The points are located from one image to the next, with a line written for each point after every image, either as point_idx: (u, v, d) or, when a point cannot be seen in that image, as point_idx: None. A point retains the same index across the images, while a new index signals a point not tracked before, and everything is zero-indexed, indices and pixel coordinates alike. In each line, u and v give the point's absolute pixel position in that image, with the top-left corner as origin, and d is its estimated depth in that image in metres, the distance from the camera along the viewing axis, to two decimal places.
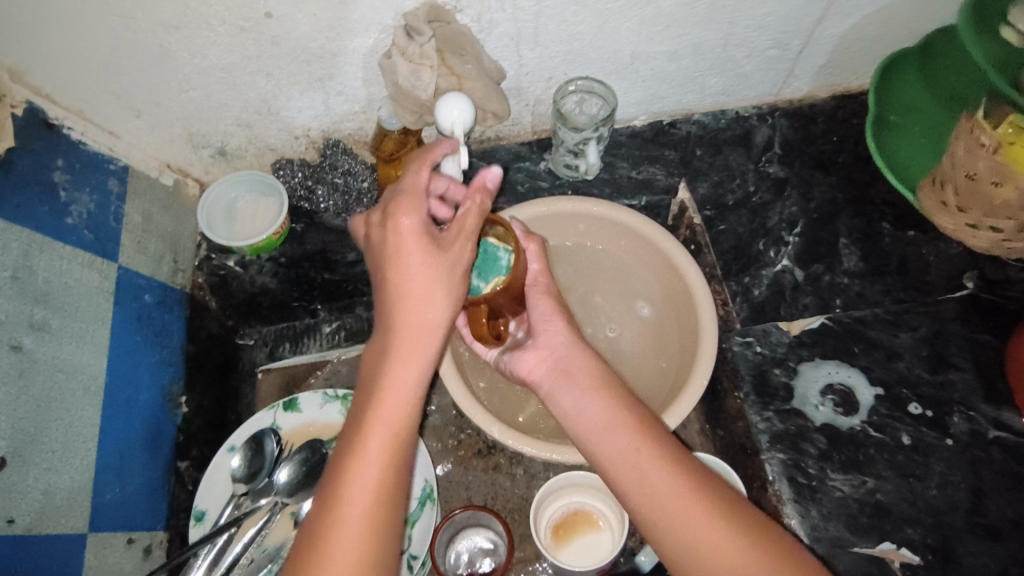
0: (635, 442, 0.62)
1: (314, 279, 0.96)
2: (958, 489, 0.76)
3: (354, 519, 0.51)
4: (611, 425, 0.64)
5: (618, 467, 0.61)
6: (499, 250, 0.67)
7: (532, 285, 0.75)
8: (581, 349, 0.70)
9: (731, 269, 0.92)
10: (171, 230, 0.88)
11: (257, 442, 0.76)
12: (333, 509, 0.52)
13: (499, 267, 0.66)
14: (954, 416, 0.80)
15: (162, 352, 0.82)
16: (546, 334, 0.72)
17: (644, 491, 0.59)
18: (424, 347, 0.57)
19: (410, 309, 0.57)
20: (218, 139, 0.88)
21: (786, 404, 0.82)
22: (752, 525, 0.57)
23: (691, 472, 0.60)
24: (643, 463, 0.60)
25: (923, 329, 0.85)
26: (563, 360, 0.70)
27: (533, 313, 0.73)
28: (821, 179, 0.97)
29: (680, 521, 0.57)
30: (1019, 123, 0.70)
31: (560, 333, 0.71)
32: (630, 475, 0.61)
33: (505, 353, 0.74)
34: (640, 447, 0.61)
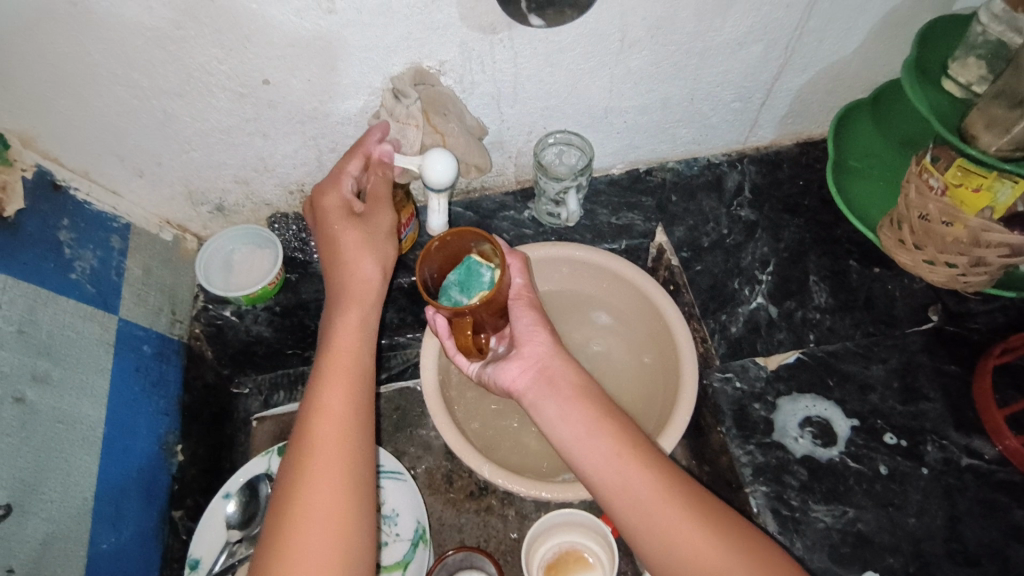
0: (619, 451, 0.64)
1: (307, 327, 1.00)
2: (935, 517, 0.79)
3: (321, 497, 0.56)
4: (593, 432, 0.65)
5: (602, 477, 0.63)
6: (482, 267, 0.73)
7: (516, 298, 0.78)
8: (563, 360, 0.72)
9: (709, 307, 0.96)
10: (169, 283, 0.91)
11: (252, 488, 0.78)
12: (295, 494, 0.56)
13: (482, 283, 0.72)
14: (927, 444, 0.83)
15: (159, 402, 0.84)
16: (529, 345, 0.74)
17: (631, 500, 0.61)
18: (354, 337, 0.66)
19: (343, 329, 0.67)
20: (216, 196, 0.92)
21: (767, 437, 0.85)
22: (748, 546, 0.58)
23: (678, 486, 0.62)
24: (628, 472, 0.62)
25: (893, 361, 0.89)
26: (545, 369, 0.72)
27: (517, 325, 0.75)
28: (789, 220, 1.02)
29: (673, 532, 0.59)
30: (965, 166, 0.74)
31: (542, 343, 0.73)
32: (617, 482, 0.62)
33: (488, 366, 0.76)
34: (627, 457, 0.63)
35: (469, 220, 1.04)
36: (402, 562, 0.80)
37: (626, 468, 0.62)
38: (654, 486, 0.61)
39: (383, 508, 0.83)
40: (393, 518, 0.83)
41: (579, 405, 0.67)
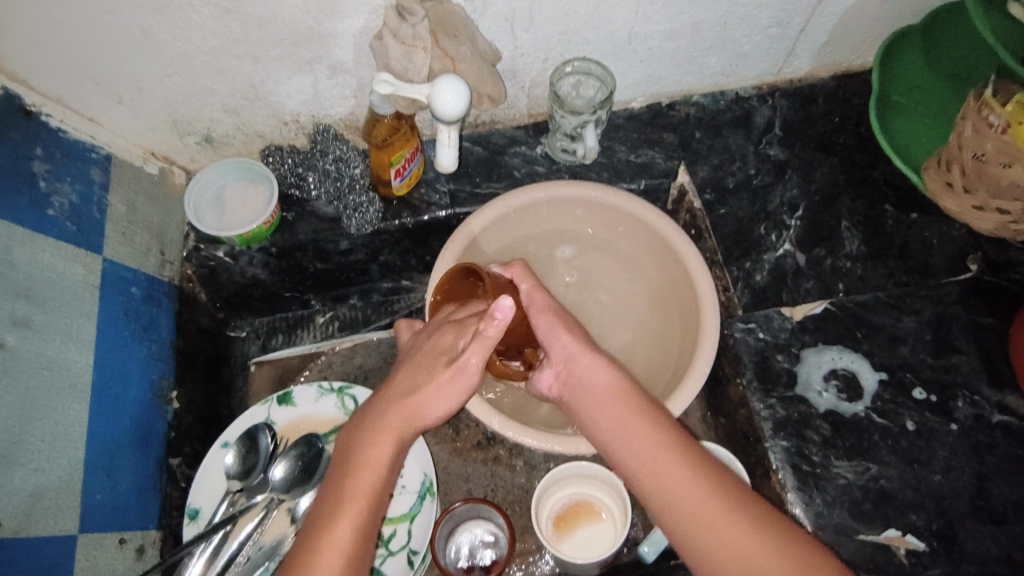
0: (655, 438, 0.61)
1: (306, 270, 0.95)
2: (962, 475, 0.75)
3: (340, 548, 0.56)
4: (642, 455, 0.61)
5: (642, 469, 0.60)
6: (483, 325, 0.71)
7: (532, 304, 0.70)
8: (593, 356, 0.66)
9: (733, 254, 0.90)
10: (157, 221, 0.85)
11: (251, 438, 0.73)
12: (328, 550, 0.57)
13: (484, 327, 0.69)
14: (958, 400, 0.79)
15: (151, 347, 0.79)
16: (554, 346, 0.67)
17: (669, 487, 0.58)
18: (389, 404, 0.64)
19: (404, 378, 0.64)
20: (204, 126, 0.85)
21: (789, 390, 0.81)
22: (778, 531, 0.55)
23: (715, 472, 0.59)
24: (665, 462, 0.59)
25: (926, 313, 0.84)
26: (573, 373, 0.66)
27: (540, 331, 0.68)
28: (822, 161, 0.95)
29: (709, 521, 0.56)
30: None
31: (567, 344, 0.67)
32: (659, 474, 0.59)
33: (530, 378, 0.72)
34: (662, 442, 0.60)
35: (478, 155, 0.96)
36: (410, 514, 0.78)
37: (664, 458, 0.59)
38: (686, 471, 0.59)
39: None
40: None
41: (615, 400, 0.64)
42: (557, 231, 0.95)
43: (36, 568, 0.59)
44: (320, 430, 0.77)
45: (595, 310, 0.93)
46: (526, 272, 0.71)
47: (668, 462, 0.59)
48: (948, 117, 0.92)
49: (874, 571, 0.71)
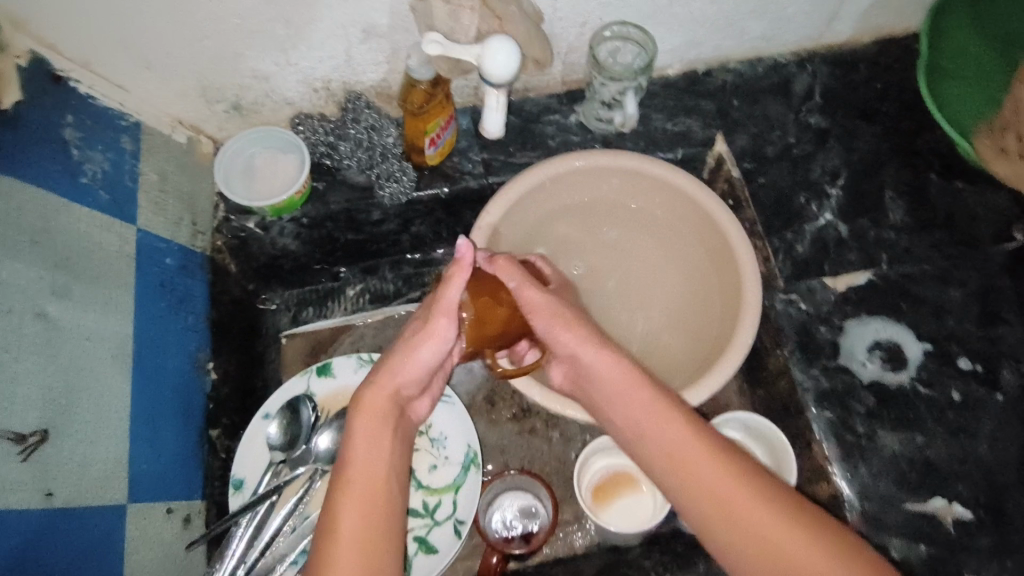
0: (662, 414, 0.60)
1: (337, 241, 0.94)
2: (1009, 446, 0.74)
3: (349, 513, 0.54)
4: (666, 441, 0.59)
5: (654, 447, 0.59)
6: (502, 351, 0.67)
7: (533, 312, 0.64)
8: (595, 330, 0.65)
9: (774, 225, 0.88)
10: (187, 190, 0.83)
11: (292, 409, 0.73)
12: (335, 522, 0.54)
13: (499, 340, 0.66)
14: (1005, 371, 0.78)
15: (188, 318, 0.78)
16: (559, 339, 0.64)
17: (680, 461, 0.58)
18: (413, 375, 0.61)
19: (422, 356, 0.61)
20: (233, 94, 0.83)
21: (832, 361, 0.80)
22: (801, 518, 0.54)
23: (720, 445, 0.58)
24: (675, 437, 0.58)
25: (972, 284, 0.83)
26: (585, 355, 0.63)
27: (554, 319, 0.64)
28: (863, 128, 0.93)
29: (721, 493, 0.55)
30: None
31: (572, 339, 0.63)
32: (671, 451, 0.58)
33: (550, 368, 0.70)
34: (669, 418, 0.60)
35: (512, 124, 0.94)
36: (454, 485, 0.76)
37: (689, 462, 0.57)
38: (696, 444, 0.58)
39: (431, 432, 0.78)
40: (441, 441, 0.77)
41: (621, 382, 0.62)
42: (586, 204, 0.93)
43: (89, 539, 0.58)
44: None
45: (626, 284, 0.93)
46: (515, 267, 0.65)
47: (677, 434, 0.59)
48: (997, 90, 0.87)
49: (922, 541, 0.70)
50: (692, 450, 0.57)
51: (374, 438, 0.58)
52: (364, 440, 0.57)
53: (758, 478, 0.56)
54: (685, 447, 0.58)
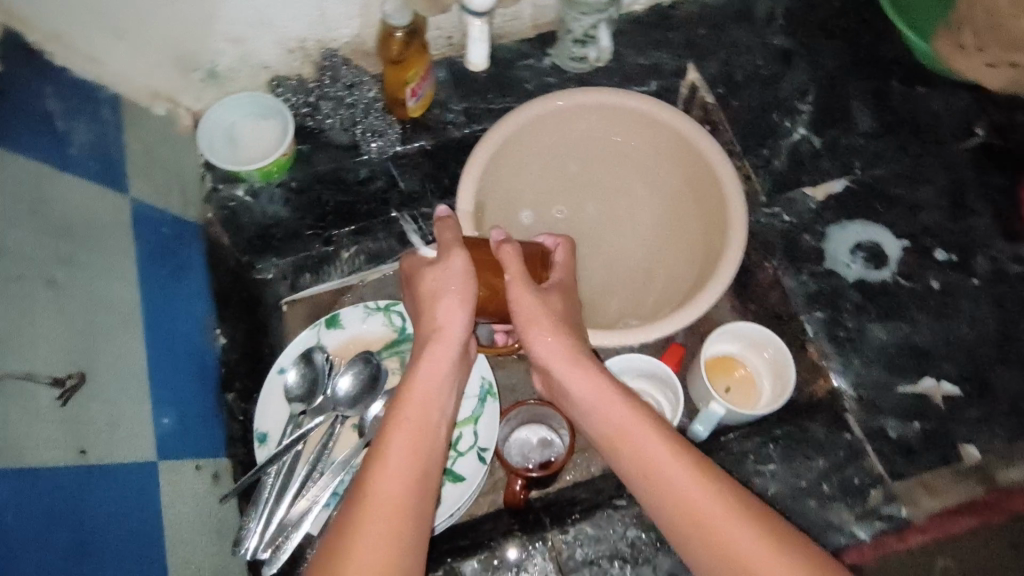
0: (637, 421, 0.59)
1: (327, 203, 0.93)
2: (987, 324, 0.79)
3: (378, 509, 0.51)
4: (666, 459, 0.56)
5: (627, 448, 0.58)
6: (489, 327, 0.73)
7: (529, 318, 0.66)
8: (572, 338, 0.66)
9: (750, 144, 0.91)
10: (173, 162, 0.83)
11: (306, 359, 0.74)
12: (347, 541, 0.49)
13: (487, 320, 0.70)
14: (978, 257, 0.82)
15: (190, 286, 0.78)
16: (538, 345, 0.66)
17: (648, 469, 0.56)
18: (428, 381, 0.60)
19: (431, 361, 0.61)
20: (208, 61, 0.83)
21: (818, 266, 0.84)
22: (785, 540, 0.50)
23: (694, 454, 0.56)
24: (647, 443, 0.57)
25: (940, 180, 0.87)
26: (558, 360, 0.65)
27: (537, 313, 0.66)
28: (826, 46, 0.97)
29: (686, 497, 0.53)
30: None
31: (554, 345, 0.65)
32: (639, 461, 0.57)
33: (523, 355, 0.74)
34: (646, 426, 0.58)
35: (488, 71, 0.95)
36: (473, 416, 0.80)
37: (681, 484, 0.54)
38: (669, 449, 0.56)
39: None
40: None
41: (597, 388, 0.62)
42: (564, 145, 0.91)
43: (127, 493, 0.59)
44: (374, 348, 0.78)
45: (611, 218, 0.94)
46: (518, 258, 0.67)
47: (649, 440, 0.57)
48: None
49: (916, 419, 0.75)
50: (662, 457, 0.56)
51: (436, 383, 0.61)
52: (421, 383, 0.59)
53: (730, 485, 0.54)
54: (655, 454, 0.56)
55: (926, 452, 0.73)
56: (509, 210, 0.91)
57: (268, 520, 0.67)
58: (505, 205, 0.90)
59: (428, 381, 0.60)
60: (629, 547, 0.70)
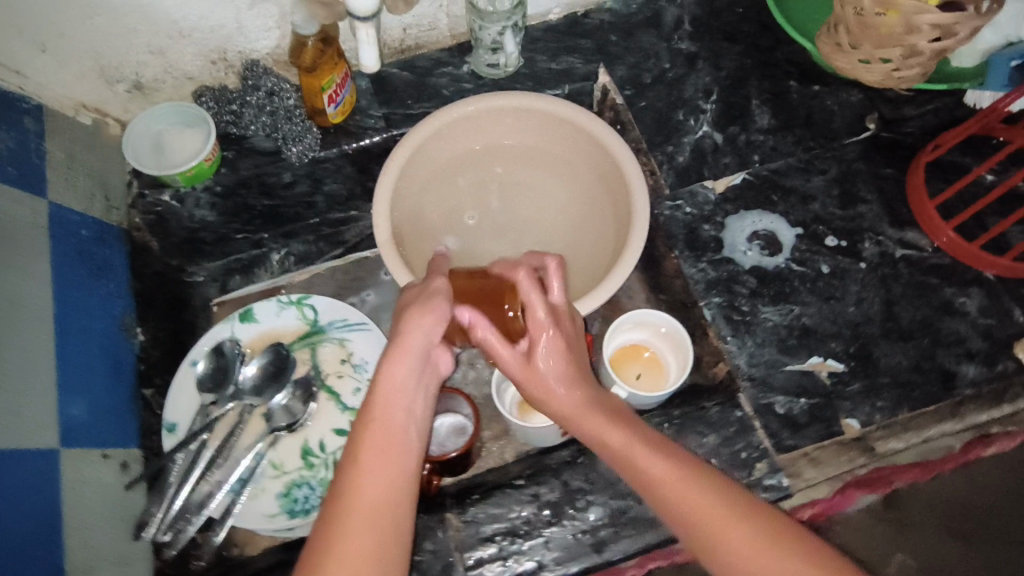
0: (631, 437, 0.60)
1: (253, 207, 0.98)
2: (872, 304, 0.83)
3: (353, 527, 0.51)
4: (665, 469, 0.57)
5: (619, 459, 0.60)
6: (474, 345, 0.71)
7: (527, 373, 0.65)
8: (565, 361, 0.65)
9: (656, 141, 0.96)
10: (98, 169, 0.86)
11: (217, 352, 0.77)
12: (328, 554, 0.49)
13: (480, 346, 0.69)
14: (865, 242, 0.87)
15: (108, 285, 0.81)
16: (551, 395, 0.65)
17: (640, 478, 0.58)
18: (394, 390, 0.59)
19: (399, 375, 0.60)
20: (132, 71, 0.86)
21: (717, 254, 0.88)
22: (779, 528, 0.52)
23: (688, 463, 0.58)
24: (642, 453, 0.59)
25: (832, 172, 0.92)
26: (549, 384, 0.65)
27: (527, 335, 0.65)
28: (728, 49, 1.02)
29: (675, 498, 0.55)
30: None
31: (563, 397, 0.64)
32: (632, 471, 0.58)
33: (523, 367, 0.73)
34: (638, 434, 0.60)
35: (406, 79, 1.00)
36: None
37: (684, 484, 0.55)
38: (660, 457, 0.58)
39: (351, 359, 0.79)
40: (363, 366, 0.79)
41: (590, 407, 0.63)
42: (486, 149, 0.95)
43: (26, 478, 0.61)
44: (286, 340, 0.80)
45: (529, 216, 0.97)
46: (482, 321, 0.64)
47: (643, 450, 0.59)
48: None
49: (803, 395, 0.78)
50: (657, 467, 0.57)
51: (402, 389, 0.60)
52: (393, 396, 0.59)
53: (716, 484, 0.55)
54: (649, 464, 0.58)
55: (810, 425, 0.77)
56: (430, 208, 0.94)
57: (169, 505, 0.69)
58: (424, 201, 0.93)
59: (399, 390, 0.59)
60: (523, 524, 0.73)
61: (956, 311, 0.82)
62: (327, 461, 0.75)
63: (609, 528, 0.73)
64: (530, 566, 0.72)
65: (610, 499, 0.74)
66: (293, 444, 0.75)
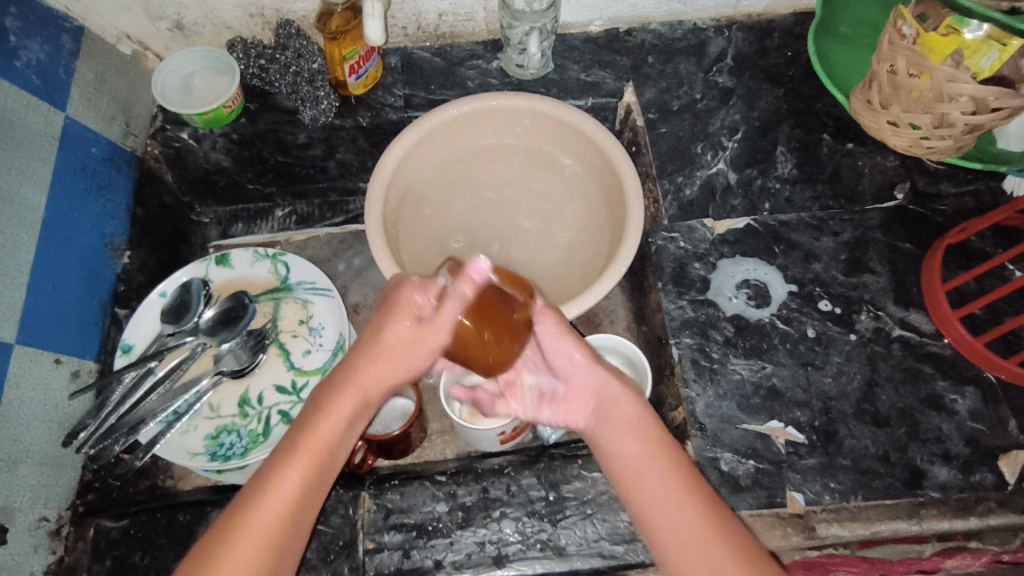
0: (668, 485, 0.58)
1: (267, 160, 1.00)
2: (852, 379, 0.78)
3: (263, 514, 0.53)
4: (654, 472, 0.59)
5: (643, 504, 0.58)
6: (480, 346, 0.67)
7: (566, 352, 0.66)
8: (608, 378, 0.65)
9: (667, 169, 0.93)
10: (125, 96, 0.91)
11: (186, 289, 0.79)
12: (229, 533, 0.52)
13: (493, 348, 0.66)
14: (862, 314, 0.81)
15: (105, 204, 0.86)
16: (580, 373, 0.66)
17: (654, 518, 0.57)
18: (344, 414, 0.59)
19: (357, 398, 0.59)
20: (174, 12, 0.91)
21: (701, 295, 0.84)
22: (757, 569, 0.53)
23: (709, 503, 0.57)
24: (672, 505, 0.57)
25: (845, 235, 0.86)
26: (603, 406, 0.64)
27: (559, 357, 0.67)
28: (767, 90, 0.98)
29: (688, 544, 0.55)
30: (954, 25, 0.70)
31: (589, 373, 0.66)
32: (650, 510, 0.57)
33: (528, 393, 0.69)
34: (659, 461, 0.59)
35: (436, 65, 1.01)
36: (321, 368, 0.78)
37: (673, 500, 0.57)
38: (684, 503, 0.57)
39: (310, 322, 0.81)
40: (319, 330, 0.80)
41: (630, 431, 0.62)
42: (501, 146, 0.95)
43: None
44: (253, 291, 0.83)
45: (524, 222, 0.94)
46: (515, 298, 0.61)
47: (672, 499, 0.57)
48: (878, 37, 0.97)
49: (752, 457, 0.74)
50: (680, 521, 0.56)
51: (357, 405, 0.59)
52: (336, 430, 0.58)
53: (727, 530, 0.55)
54: (666, 511, 0.57)
55: (751, 490, 0.72)
56: (432, 193, 0.94)
57: (102, 422, 0.72)
58: (425, 185, 0.93)
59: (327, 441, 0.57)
60: (431, 521, 0.72)
61: (943, 407, 0.76)
62: (260, 415, 0.76)
63: (517, 545, 0.71)
64: (428, 564, 0.70)
65: (524, 517, 0.72)
66: (233, 390, 0.78)
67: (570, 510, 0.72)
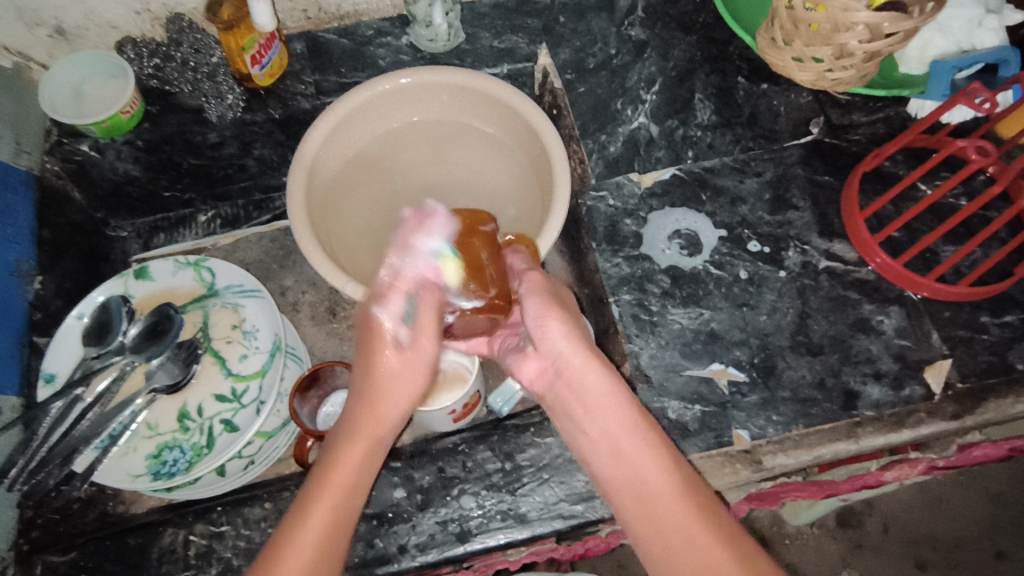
0: (648, 466, 0.55)
1: (179, 165, 0.94)
2: (785, 314, 0.80)
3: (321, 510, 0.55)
4: (625, 445, 0.56)
5: (619, 485, 0.56)
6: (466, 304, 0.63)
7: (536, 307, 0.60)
8: (580, 356, 0.59)
9: (589, 128, 0.93)
10: (11, 111, 0.87)
11: (105, 309, 0.75)
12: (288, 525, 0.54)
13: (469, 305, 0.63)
14: (790, 249, 0.83)
15: (5, 230, 0.81)
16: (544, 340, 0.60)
17: (623, 499, 0.56)
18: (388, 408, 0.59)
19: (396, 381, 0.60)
20: (51, 16, 0.86)
21: (635, 250, 0.84)
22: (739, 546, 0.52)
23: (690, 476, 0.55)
24: (662, 502, 0.53)
25: (768, 174, 0.88)
26: (562, 364, 0.60)
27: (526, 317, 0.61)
28: (680, 39, 0.98)
29: (678, 541, 0.52)
30: None
31: (556, 337, 0.59)
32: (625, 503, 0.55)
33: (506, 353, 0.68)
34: (648, 446, 0.56)
35: (344, 47, 1.00)
36: (260, 371, 0.76)
37: (651, 483, 0.54)
38: (661, 475, 0.54)
39: (243, 325, 0.78)
40: (253, 333, 0.78)
41: (607, 415, 0.58)
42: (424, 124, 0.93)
43: None
44: (177, 302, 0.80)
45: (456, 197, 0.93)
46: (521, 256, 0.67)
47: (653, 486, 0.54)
48: None
49: (697, 402, 0.76)
50: (679, 520, 0.52)
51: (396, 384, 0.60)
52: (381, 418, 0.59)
53: (711, 506, 0.54)
54: (648, 482, 0.54)
55: (700, 433, 0.74)
56: (354, 181, 0.91)
57: (32, 456, 0.69)
58: (348, 171, 0.90)
59: (396, 401, 0.60)
60: (390, 508, 0.72)
61: (872, 329, 0.79)
62: (202, 426, 0.74)
63: (479, 519, 0.71)
64: (392, 550, 0.70)
65: (483, 491, 0.72)
66: (170, 407, 0.75)
67: (527, 477, 0.73)
